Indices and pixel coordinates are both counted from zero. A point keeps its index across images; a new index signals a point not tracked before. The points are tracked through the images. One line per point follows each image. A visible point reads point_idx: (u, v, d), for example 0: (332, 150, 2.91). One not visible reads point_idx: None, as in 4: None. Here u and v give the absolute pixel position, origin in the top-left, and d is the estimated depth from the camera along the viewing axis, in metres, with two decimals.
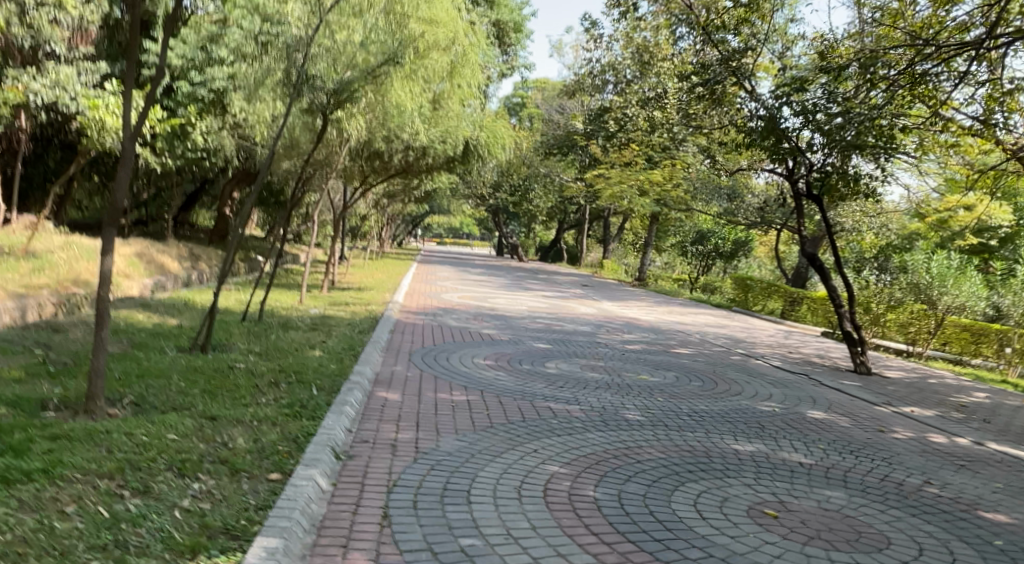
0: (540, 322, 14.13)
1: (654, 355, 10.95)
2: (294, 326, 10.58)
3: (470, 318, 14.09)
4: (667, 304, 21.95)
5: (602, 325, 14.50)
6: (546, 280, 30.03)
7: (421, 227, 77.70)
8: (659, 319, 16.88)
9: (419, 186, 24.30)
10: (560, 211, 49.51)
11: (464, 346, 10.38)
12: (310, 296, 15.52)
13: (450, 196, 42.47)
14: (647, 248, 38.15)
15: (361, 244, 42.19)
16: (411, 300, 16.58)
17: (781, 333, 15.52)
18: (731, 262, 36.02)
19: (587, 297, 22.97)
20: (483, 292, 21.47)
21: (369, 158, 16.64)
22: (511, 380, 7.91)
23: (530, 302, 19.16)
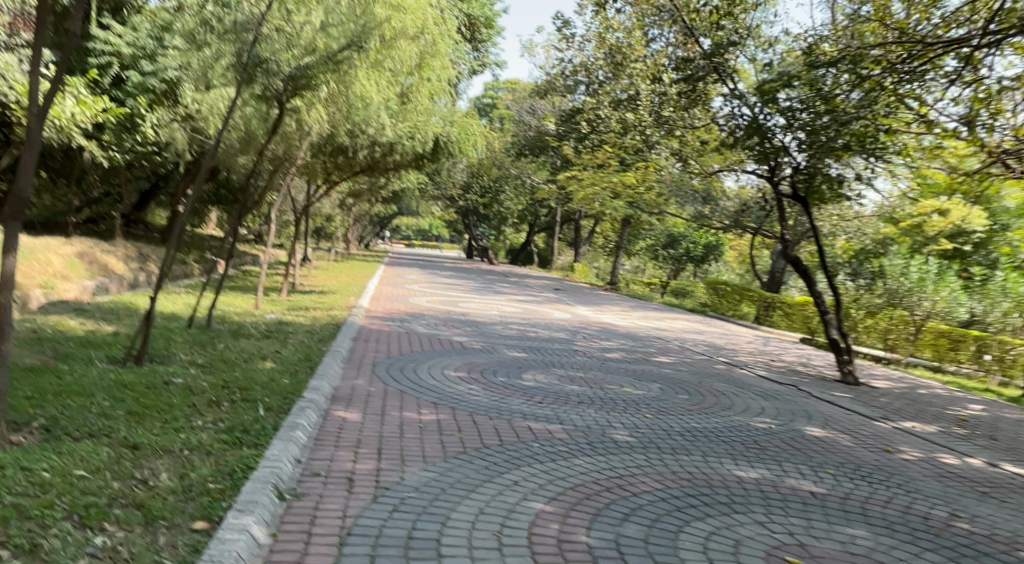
0: (512, 329, 13.42)
1: (634, 364, 10.30)
2: (246, 334, 9.76)
3: (438, 324, 13.30)
4: (641, 309, 21.42)
5: (578, 332, 13.84)
6: (516, 283, 29.35)
7: (390, 229, 76.56)
8: (635, 325, 16.29)
9: (386, 186, 23.44)
10: (531, 213, 48.94)
11: (432, 355, 9.63)
12: (268, 300, 14.62)
13: (419, 197, 41.69)
14: (618, 252, 37.68)
15: (327, 246, 41.22)
16: (376, 305, 15.73)
17: (760, 340, 15.02)
18: (703, 266, 35.67)
19: (560, 302, 22.35)
20: (452, 296, 20.67)
21: (332, 154, 15.80)
22: (483, 396, 7.15)
23: (502, 307, 18.42)
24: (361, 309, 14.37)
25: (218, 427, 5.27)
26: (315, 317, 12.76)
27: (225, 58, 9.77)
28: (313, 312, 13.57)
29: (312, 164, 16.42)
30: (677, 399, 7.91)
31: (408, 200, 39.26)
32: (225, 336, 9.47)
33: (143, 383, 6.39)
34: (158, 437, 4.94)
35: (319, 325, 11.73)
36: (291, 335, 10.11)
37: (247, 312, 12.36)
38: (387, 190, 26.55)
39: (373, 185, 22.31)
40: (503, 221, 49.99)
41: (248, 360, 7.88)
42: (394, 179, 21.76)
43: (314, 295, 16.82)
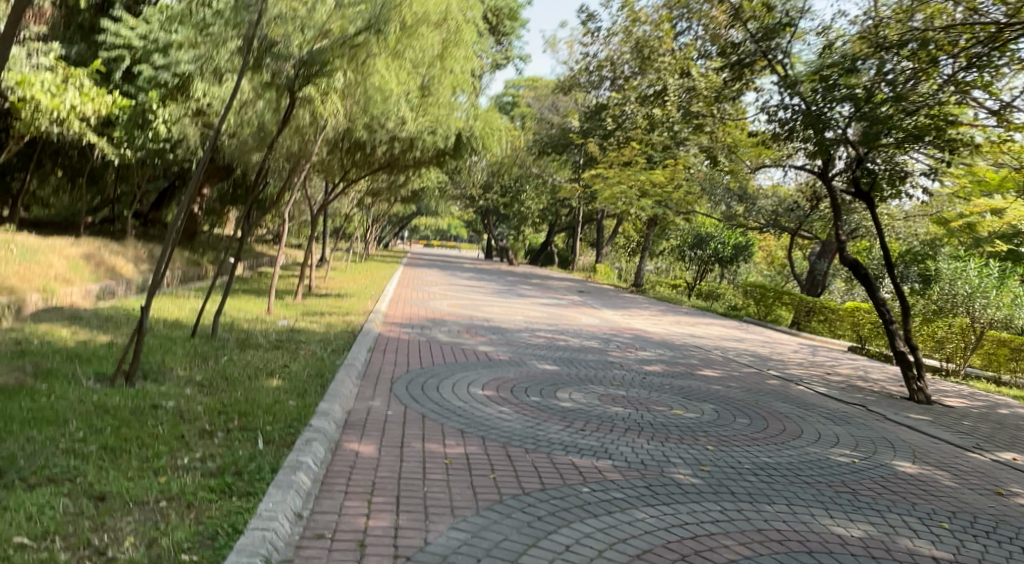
0: (541, 337, 12.50)
1: (679, 379, 9.35)
2: (254, 344, 8.93)
3: (462, 331, 12.41)
4: (672, 313, 20.38)
5: (611, 340, 12.86)
6: (539, 286, 28.40)
7: (408, 229, 75.82)
8: (670, 332, 15.28)
9: (406, 184, 22.61)
10: (552, 213, 47.99)
11: (456, 369, 8.74)
12: (282, 305, 13.80)
13: (438, 196, 40.89)
14: (644, 252, 36.63)
15: (345, 247, 40.55)
16: (397, 310, 14.88)
17: (807, 349, 13.97)
18: (732, 267, 34.56)
19: (587, 305, 21.40)
20: (474, 299, 19.77)
21: (349, 150, 14.96)
22: (516, 423, 6.20)
23: (528, 312, 17.51)
24: (380, 315, 13.51)
25: (205, 468, 4.40)
26: (331, 324, 11.92)
27: (229, 41, 8.92)
28: (329, 318, 12.75)
29: (328, 160, 15.58)
30: (737, 423, 6.95)
31: (428, 200, 38.42)
32: (231, 347, 8.66)
33: (128, 407, 5.56)
34: (133, 482, 4.10)
35: (334, 333, 10.88)
36: (304, 344, 9.29)
37: (258, 318, 11.56)
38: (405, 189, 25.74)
39: (392, 184, 21.47)
40: (524, 222, 49.05)
41: (251, 376, 7.04)
42: (413, 177, 20.88)
43: (331, 299, 16.00)
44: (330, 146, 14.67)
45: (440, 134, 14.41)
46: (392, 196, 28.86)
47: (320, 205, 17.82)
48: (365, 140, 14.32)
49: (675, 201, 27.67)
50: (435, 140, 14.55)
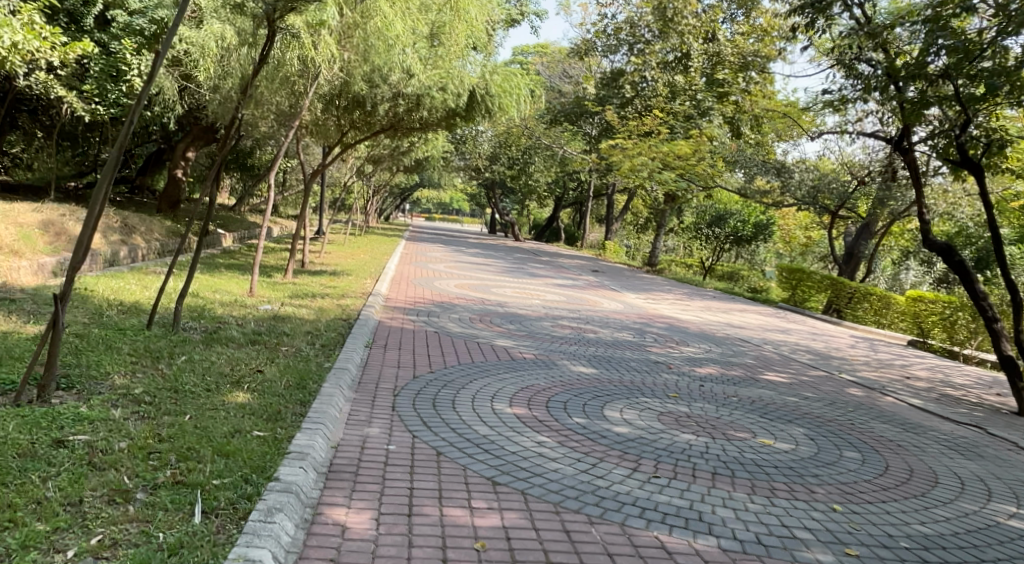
0: (565, 327, 10.75)
1: (743, 386, 7.66)
2: (224, 338, 7.24)
3: (475, 320, 10.68)
4: (699, 297, 18.66)
5: (645, 332, 11.14)
6: (550, 263, 26.62)
7: (410, 201, 73.82)
8: (705, 321, 13.57)
9: (411, 151, 20.81)
10: (561, 186, 46.20)
11: (473, 374, 7.05)
12: (268, 284, 12.06)
13: (442, 166, 39.05)
14: (660, 230, 34.87)
15: (343, 219, 38.76)
16: (400, 292, 13.13)
17: (865, 344, 12.26)
18: (750, 247, 32.89)
19: (605, 287, 19.75)
20: (482, 278, 18.04)
21: (347, 107, 13.15)
22: (565, 464, 4.54)
23: (543, 295, 15.78)
24: (382, 300, 11.77)
25: None
26: (322, 309, 10.21)
27: None
28: (322, 300, 11.09)
29: (322, 119, 13.80)
30: (848, 461, 5.28)
31: (432, 170, 36.58)
32: (196, 340, 6.98)
33: (19, 443, 3.90)
34: None
35: (326, 321, 9.17)
36: (287, 337, 7.66)
37: (236, 300, 9.87)
38: (409, 157, 23.90)
39: (394, 149, 19.64)
40: (530, 196, 47.23)
41: (209, 385, 5.38)
42: (410, 142, 19.01)
43: (325, 278, 14.26)
44: (326, 103, 12.98)
45: (450, 92, 12.68)
46: (393, 165, 27.03)
47: (312, 173, 16.04)
48: (364, 98, 12.64)
49: (697, 176, 25.88)
50: (444, 99, 12.81)
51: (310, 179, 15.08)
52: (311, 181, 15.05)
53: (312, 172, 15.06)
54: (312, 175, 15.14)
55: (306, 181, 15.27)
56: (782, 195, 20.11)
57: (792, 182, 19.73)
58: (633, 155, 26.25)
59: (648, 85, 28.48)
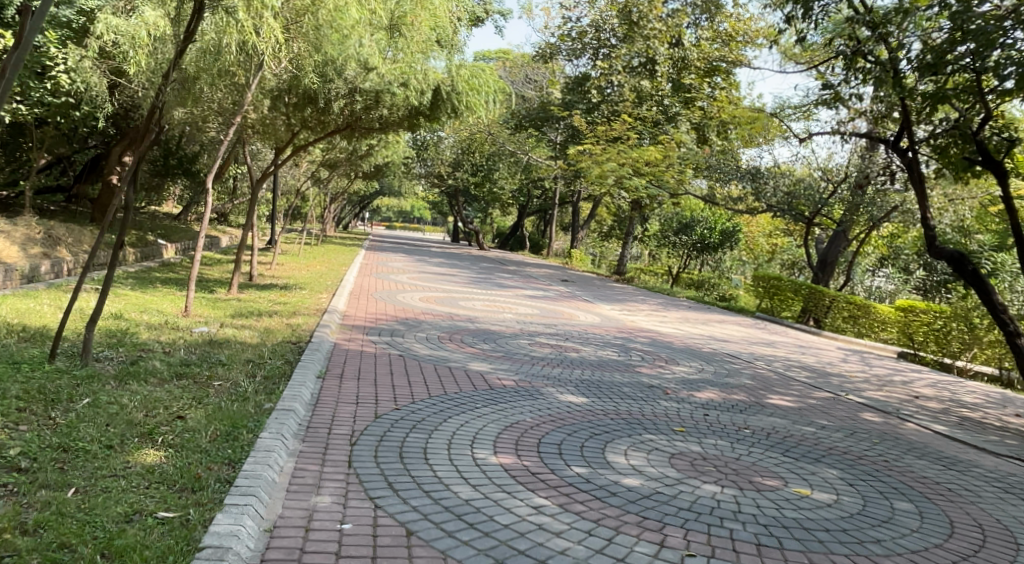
0: (542, 346, 9.73)
1: (753, 415, 6.72)
2: (144, 372, 6.07)
3: (443, 340, 9.59)
4: (675, 308, 17.87)
5: (629, 350, 10.18)
6: (517, 273, 25.65)
7: (370, 209, 72.24)
8: (688, 335, 12.67)
9: (369, 156, 19.65)
10: (524, 194, 45.36)
11: (444, 409, 5.99)
12: (209, 302, 10.84)
13: (403, 174, 37.90)
14: (628, 238, 34.20)
15: (300, 229, 37.32)
16: (359, 308, 12.00)
17: (859, 358, 11.48)
18: (719, 255, 32.40)
19: (576, 298, 18.85)
20: (447, 290, 16.96)
21: (299, 105, 12.00)
22: (574, 544, 3.56)
23: (513, 308, 14.75)
24: (339, 318, 10.61)
25: None
26: (269, 331, 9.03)
27: None
28: (271, 320, 9.90)
29: (271, 120, 12.63)
30: (906, 517, 4.36)
31: (391, 178, 35.39)
32: (107, 376, 5.81)
33: None
34: None
35: (272, 346, 8.02)
36: (220, 368, 6.53)
37: (168, 323, 8.65)
38: (367, 162, 22.71)
39: (351, 154, 18.47)
40: (493, 204, 46.28)
41: (109, 440, 4.26)
42: (367, 145, 17.85)
43: (276, 293, 13.05)
44: (274, 100, 11.82)
45: (413, 88, 11.61)
46: (351, 172, 25.79)
47: (260, 180, 14.81)
48: (317, 94, 11.52)
49: (667, 183, 25.22)
50: (405, 96, 11.74)
51: (255, 187, 13.86)
52: (256, 189, 13.83)
53: (258, 179, 13.83)
54: (259, 183, 13.93)
55: (252, 189, 14.04)
56: (758, 201, 19.44)
57: (767, 188, 19.08)
58: (601, 161, 25.48)
59: (614, 90, 27.79)
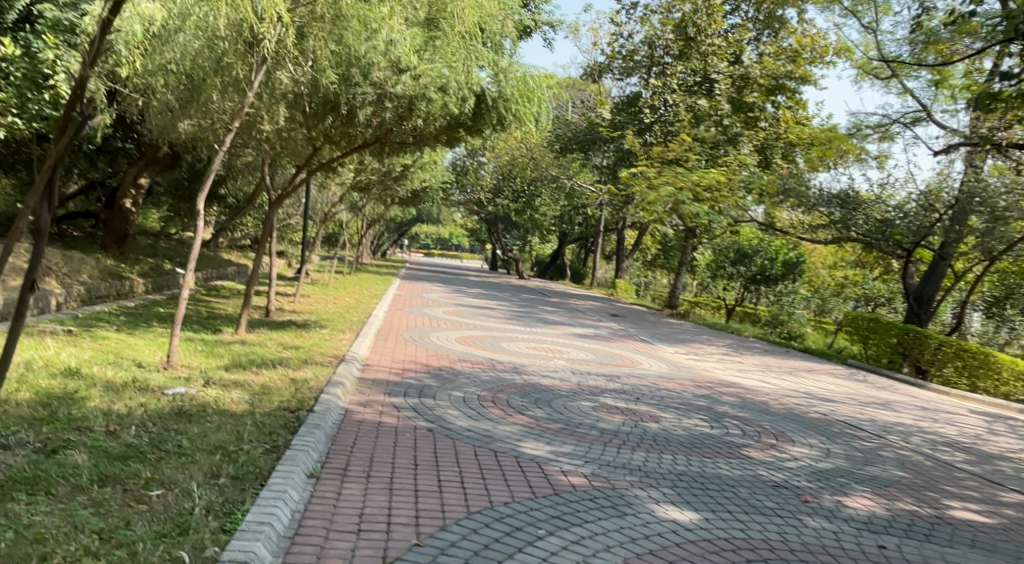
0: (611, 413, 7.60)
1: (950, 548, 4.65)
2: (51, 476, 4.12)
3: (484, 402, 7.53)
4: (749, 352, 15.60)
5: (722, 417, 8.04)
6: (562, 306, 23.61)
7: (406, 235, 70.74)
8: (781, 392, 10.43)
9: (405, 177, 17.83)
10: (568, 222, 43.44)
11: (488, 541, 3.98)
12: (206, 348, 8.99)
13: (441, 199, 36.22)
14: (680, 268, 31.94)
15: (332, 257, 35.74)
16: (386, 355, 10.01)
17: (1007, 429, 9.18)
18: (780, 288, 30.00)
19: (634, 337, 16.74)
20: (489, 328, 14.96)
21: (319, 112, 10.15)
22: None
23: (566, 352, 12.65)
24: (358, 372, 8.53)
25: None
26: (265, 391, 7.07)
27: None
28: (272, 373, 7.95)
29: (289, 134, 10.80)
30: None
31: (429, 204, 33.68)
32: None
33: None
34: None
35: (259, 415, 6.04)
36: (164, 460, 4.61)
37: (133, 381, 6.74)
38: (404, 185, 20.98)
39: (381, 174, 16.66)
40: (533, 231, 44.35)
41: None
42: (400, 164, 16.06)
43: (291, 334, 11.16)
44: (290, 109, 10.00)
45: (452, 94, 9.63)
46: (385, 195, 24.05)
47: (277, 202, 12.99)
48: (340, 99, 9.67)
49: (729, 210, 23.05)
50: (444, 103, 9.84)
51: (267, 222, 11.82)
52: (267, 226, 11.77)
53: (267, 217, 11.75)
54: (270, 216, 11.89)
55: (263, 225, 12.00)
56: (844, 230, 17.05)
57: (857, 216, 16.67)
58: (657, 185, 23.35)
59: (669, 110, 25.72)
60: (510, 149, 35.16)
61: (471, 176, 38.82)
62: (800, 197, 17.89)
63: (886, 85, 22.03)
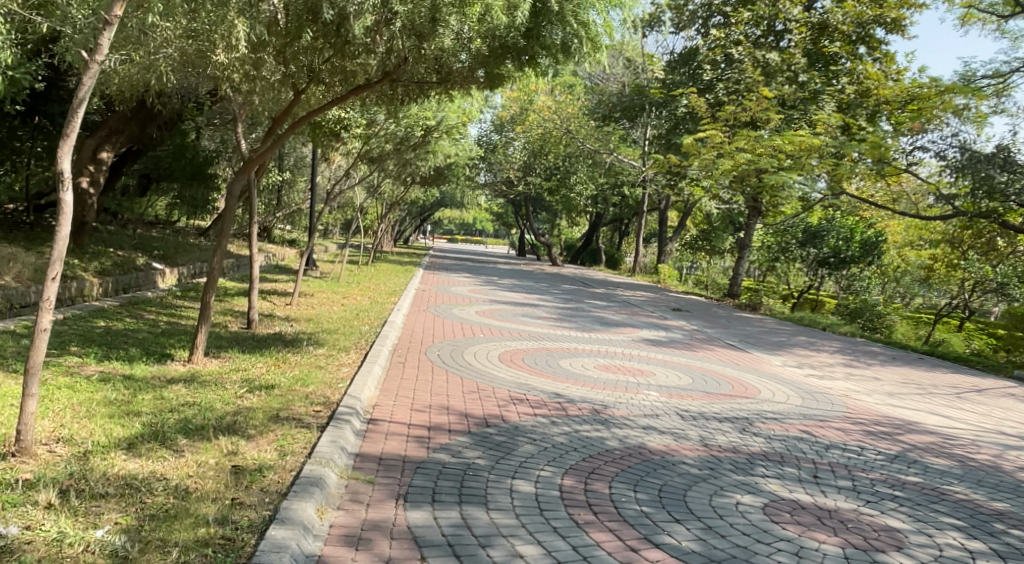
0: (808, 524, 4.28)
1: None
2: None
3: (579, 512, 4.19)
4: (874, 360, 12.20)
5: (986, 521, 4.72)
6: (614, 299, 20.35)
7: (429, 221, 67.57)
8: (993, 442, 7.05)
9: (428, 144, 14.50)
10: (606, 202, 40.13)
11: None
12: (125, 398, 5.79)
13: (469, 178, 33.04)
14: (742, 251, 26.94)
15: (351, 245, 32.70)
16: (402, 397, 6.61)
17: None
18: (855, 272, 26.72)
19: (718, 341, 13.38)
20: (541, 337, 11.63)
21: (299, 26, 6.75)
22: None
23: (650, 373, 9.22)
24: (354, 446, 5.06)
25: None
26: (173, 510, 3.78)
27: None
28: (207, 453, 4.68)
29: (261, 67, 7.44)
30: None
31: (454, 184, 30.46)
32: None
33: None
34: None
35: None
36: None
37: None
38: (428, 158, 17.73)
39: (395, 138, 13.35)
40: (566, 214, 40.90)
41: None
42: (417, 110, 12.71)
43: (269, 358, 7.87)
44: (253, 22, 6.61)
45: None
46: (406, 172, 20.79)
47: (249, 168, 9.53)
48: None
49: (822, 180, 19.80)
50: (485, 9, 6.71)
51: (230, 206, 7.89)
52: (231, 210, 7.89)
53: (229, 199, 7.87)
54: (235, 191, 7.90)
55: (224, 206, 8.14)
56: (1001, 200, 13.66)
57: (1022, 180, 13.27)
58: (730, 150, 19.81)
59: (733, 67, 22.23)
60: (542, 122, 31.74)
61: (498, 153, 35.44)
62: (937, 151, 14.93)
63: (1003, 27, 18.47)
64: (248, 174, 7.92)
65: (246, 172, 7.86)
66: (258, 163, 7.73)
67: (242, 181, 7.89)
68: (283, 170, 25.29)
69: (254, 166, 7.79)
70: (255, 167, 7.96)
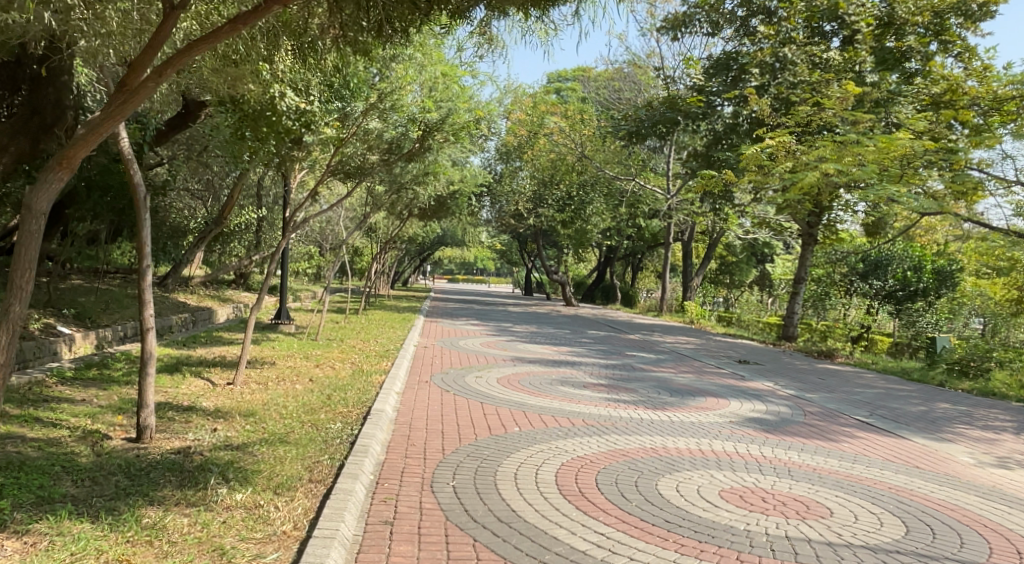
0: None
1: None
2: None
3: None
4: None
5: None
6: (661, 350, 16.43)
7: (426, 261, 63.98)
8: None
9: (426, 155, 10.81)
10: (623, 236, 36.42)
11: None
12: None
13: (472, 210, 29.35)
14: (798, 286, 22.29)
15: (341, 293, 28.73)
16: None
17: None
18: (928, 304, 22.79)
19: (842, 416, 9.50)
20: (602, 426, 7.73)
21: None
22: None
23: (822, 512, 5.28)
24: None
25: None
26: None
27: None
28: None
29: None
30: None
31: (456, 218, 26.78)
32: None
33: None
34: None
35: None
36: None
37: None
38: (426, 180, 13.99)
39: (380, 144, 9.61)
40: (576, 249, 37.06)
41: None
42: (409, 100, 9.00)
43: (119, 537, 4.03)
44: None
45: None
46: (400, 201, 17.09)
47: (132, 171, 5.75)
48: None
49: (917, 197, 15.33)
50: None
51: (28, 236, 3.95)
52: (26, 246, 3.93)
53: (26, 220, 3.93)
54: (37, 205, 3.96)
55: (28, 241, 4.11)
56: None
57: None
58: (807, 162, 15.97)
59: (788, 68, 18.72)
60: (553, 147, 28.09)
61: (504, 184, 31.68)
62: None
63: None
64: (64, 172, 4.01)
65: (57, 168, 3.97)
66: (80, 148, 3.90)
67: (50, 183, 3.99)
68: (257, 206, 21.49)
69: (72, 155, 3.92)
70: (78, 159, 4.01)
